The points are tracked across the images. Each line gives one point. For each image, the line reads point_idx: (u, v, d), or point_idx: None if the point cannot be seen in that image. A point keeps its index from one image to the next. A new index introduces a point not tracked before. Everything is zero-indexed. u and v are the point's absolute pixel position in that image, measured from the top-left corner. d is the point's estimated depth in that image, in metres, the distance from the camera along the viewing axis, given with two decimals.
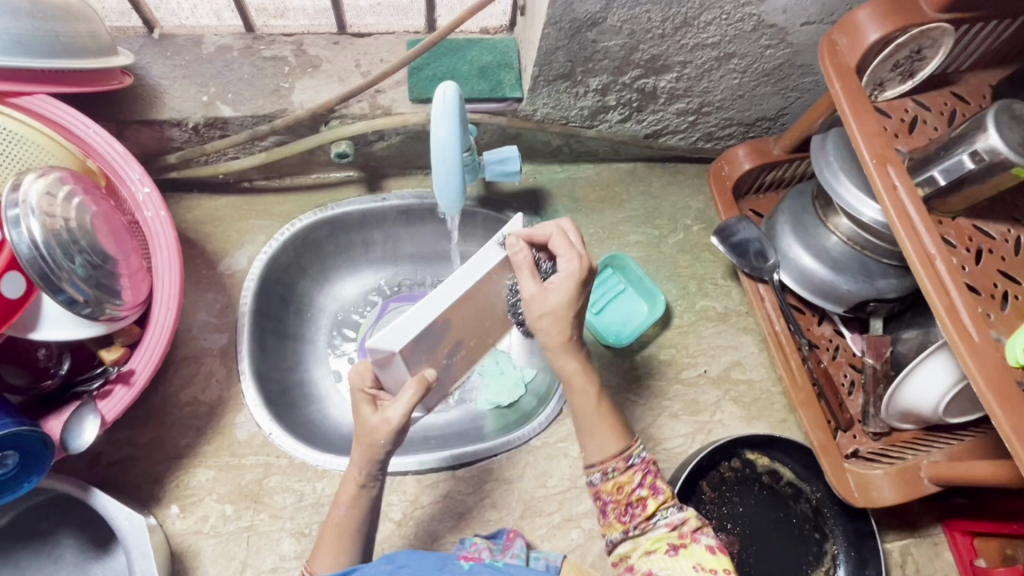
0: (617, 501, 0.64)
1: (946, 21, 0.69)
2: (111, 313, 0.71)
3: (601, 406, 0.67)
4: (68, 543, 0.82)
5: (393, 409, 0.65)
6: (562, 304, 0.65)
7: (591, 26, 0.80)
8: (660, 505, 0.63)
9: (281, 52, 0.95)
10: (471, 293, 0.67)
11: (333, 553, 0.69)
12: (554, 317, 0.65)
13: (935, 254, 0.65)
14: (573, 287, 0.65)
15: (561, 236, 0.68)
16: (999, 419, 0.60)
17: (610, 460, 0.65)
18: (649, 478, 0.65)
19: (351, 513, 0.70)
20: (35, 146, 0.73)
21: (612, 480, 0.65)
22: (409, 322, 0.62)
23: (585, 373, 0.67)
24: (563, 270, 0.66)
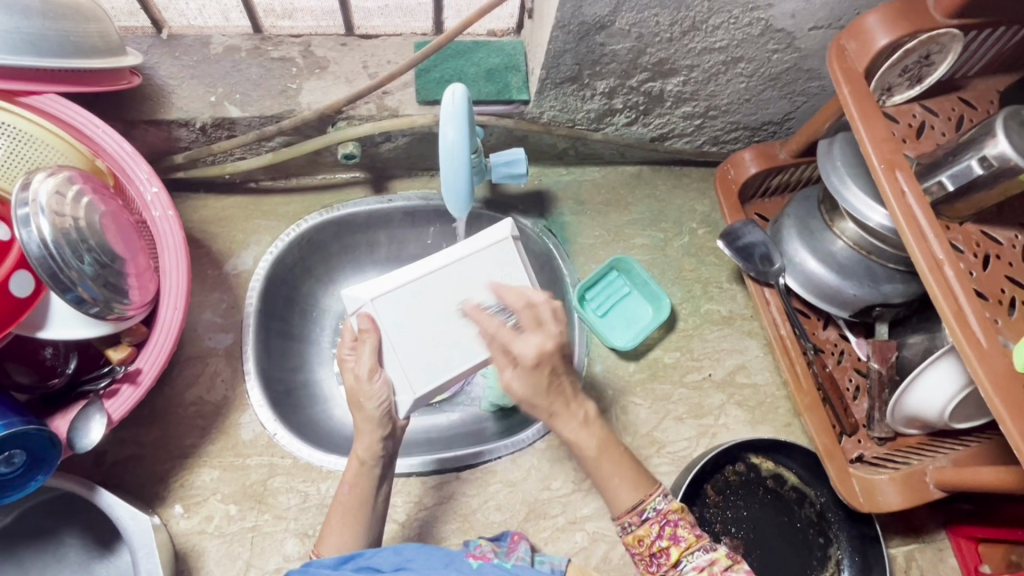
0: (642, 553, 0.68)
1: (955, 26, 0.69)
2: (119, 313, 0.71)
3: (602, 456, 0.70)
4: (72, 542, 0.82)
5: (360, 365, 0.73)
6: (531, 390, 0.67)
7: (599, 29, 0.80)
8: (683, 552, 0.66)
9: (289, 53, 0.95)
10: (450, 270, 0.74)
11: (339, 533, 0.74)
12: (531, 400, 0.68)
13: (944, 259, 0.65)
14: (536, 373, 0.66)
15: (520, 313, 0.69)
16: (1007, 426, 0.60)
17: (625, 516, 0.68)
18: (669, 527, 0.67)
19: (354, 492, 0.76)
20: (45, 145, 0.72)
21: (632, 534, 0.68)
22: (383, 283, 0.73)
23: (581, 435, 0.70)
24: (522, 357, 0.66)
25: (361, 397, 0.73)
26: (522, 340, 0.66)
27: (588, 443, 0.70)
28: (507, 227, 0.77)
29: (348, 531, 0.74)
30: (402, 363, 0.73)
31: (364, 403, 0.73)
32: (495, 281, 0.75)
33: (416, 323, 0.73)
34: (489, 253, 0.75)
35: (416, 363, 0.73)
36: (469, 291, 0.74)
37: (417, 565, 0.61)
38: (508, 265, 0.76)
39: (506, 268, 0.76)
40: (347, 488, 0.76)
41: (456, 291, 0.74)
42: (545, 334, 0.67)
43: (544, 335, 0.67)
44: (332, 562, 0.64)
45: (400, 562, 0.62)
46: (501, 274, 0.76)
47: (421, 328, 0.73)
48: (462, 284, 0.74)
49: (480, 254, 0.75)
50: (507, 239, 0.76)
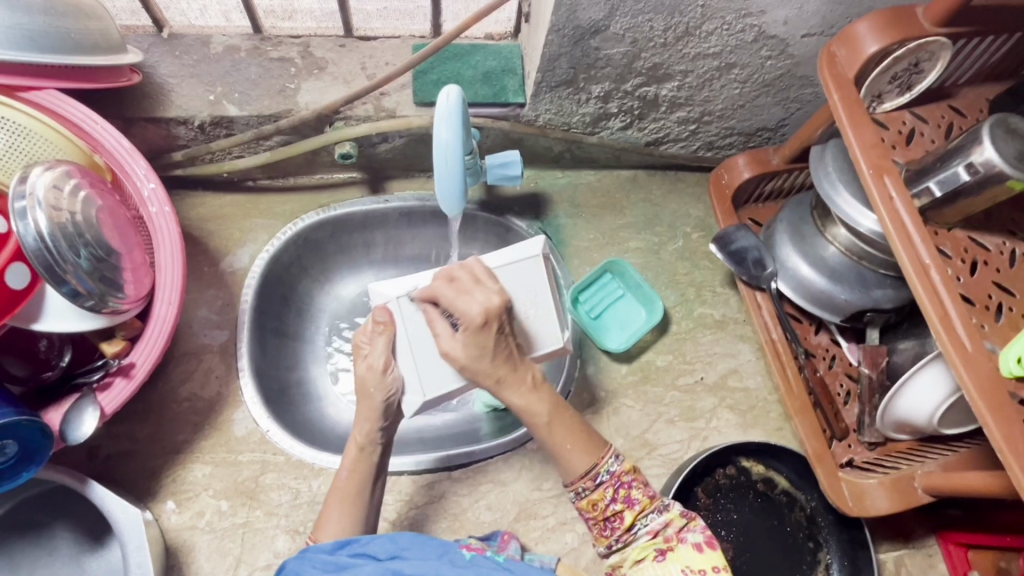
0: (596, 517, 0.69)
1: (944, 34, 0.70)
2: (114, 306, 0.72)
3: (553, 422, 0.70)
4: (64, 535, 0.83)
5: (375, 356, 0.74)
6: (473, 352, 0.68)
7: (594, 34, 0.81)
8: (637, 515, 0.68)
9: (288, 53, 0.96)
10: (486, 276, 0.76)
11: (337, 520, 0.73)
12: (473, 364, 0.68)
13: (930, 263, 0.65)
14: (476, 334, 0.67)
15: (465, 272, 0.71)
16: (991, 427, 0.60)
17: (579, 480, 0.69)
18: (622, 490, 0.68)
19: (353, 478, 0.76)
20: (45, 140, 0.73)
21: (586, 499, 0.69)
22: (409, 282, 0.76)
23: (532, 400, 0.70)
24: (465, 314, 0.67)
25: (370, 385, 0.74)
26: (466, 300, 0.68)
27: (539, 408, 0.70)
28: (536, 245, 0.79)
29: (347, 512, 0.74)
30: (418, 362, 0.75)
31: (372, 393, 0.74)
32: (527, 293, 0.78)
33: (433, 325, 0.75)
34: (518, 266, 0.77)
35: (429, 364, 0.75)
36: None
37: (411, 555, 0.61)
38: (534, 280, 0.78)
39: (532, 282, 0.78)
40: (345, 473, 0.76)
41: None
42: (487, 292, 0.69)
43: (487, 294, 0.69)
44: (330, 548, 0.64)
45: (395, 551, 0.62)
46: (527, 287, 0.78)
47: None
48: None
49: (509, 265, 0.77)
50: (537, 256, 0.78)
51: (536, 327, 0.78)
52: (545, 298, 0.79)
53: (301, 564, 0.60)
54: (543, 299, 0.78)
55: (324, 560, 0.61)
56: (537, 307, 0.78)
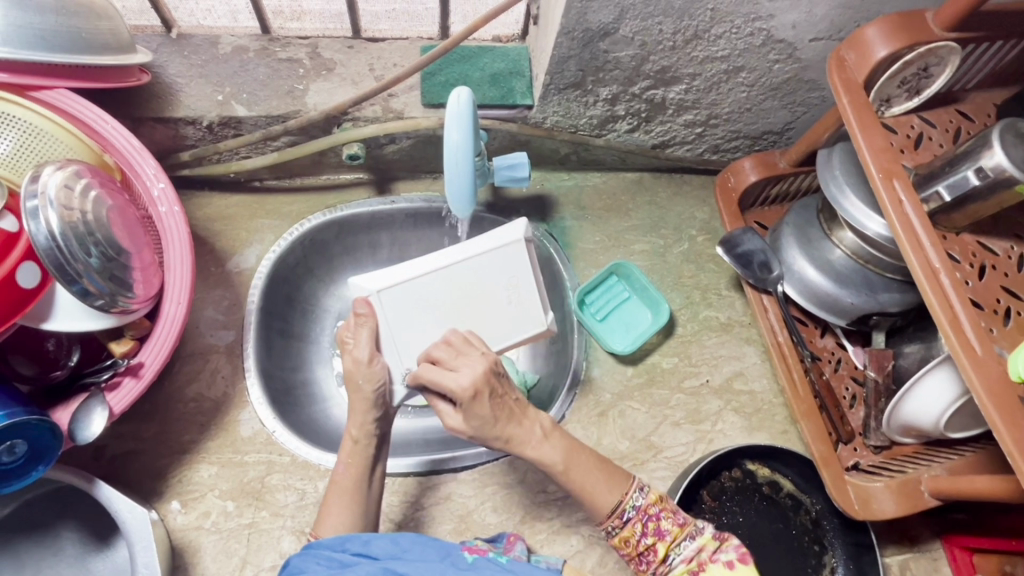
0: (629, 552, 0.69)
1: (953, 39, 0.70)
2: (123, 306, 0.72)
3: (569, 466, 0.70)
4: (69, 535, 0.83)
5: (360, 350, 0.76)
6: (477, 422, 0.68)
7: (603, 36, 0.82)
8: (669, 546, 0.67)
9: (296, 54, 0.96)
10: (465, 266, 0.81)
11: (337, 513, 0.73)
12: (479, 431, 0.69)
13: (939, 267, 0.65)
14: (471, 406, 0.67)
15: (445, 345, 0.72)
16: (1000, 431, 0.61)
17: (607, 520, 0.69)
18: (651, 523, 0.68)
19: (350, 471, 0.76)
20: (56, 140, 0.73)
21: (618, 536, 0.69)
22: (391, 275, 0.79)
23: (545, 449, 0.70)
24: (457, 389, 0.67)
25: (358, 377, 0.76)
26: (453, 377, 0.68)
27: (552, 455, 0.70)
28: (517, 230, 0.82)
29: (346, 506, 0.73)
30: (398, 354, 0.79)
31: (360, 385, 0.75)
32: (503, 281, 0.83)
33: (416, 315, 0.80)
34: (499, 255, 0.81)
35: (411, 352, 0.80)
36: (475, 288, 0.82)
37: (412, 556, 0.61)
38: (514, 267, 0.82)
39: (514, 269, 0.82)
40: (342, 468, 0.76)
41: (464, 288, 0.81)
42: (469, 361, 0.69)
43: (471, 364, 0.69)
44: (332, 544, 0.64)
45: (397, 551, 0.62)
46: (508, 274, 0.83)
47: (419, 321, 0.80)
48: (469, 279, 0.82)
49: (490, 254, 0.81)
50: (519, 242, 0.81)
51: (512, 315, 0.84)
52: (523, 285, 0.83)
53: (305, 561, 0.62)
54: (524, 284, 0.83)
55: (328, 556, 0.62)
56: (519, 293, 0.83)
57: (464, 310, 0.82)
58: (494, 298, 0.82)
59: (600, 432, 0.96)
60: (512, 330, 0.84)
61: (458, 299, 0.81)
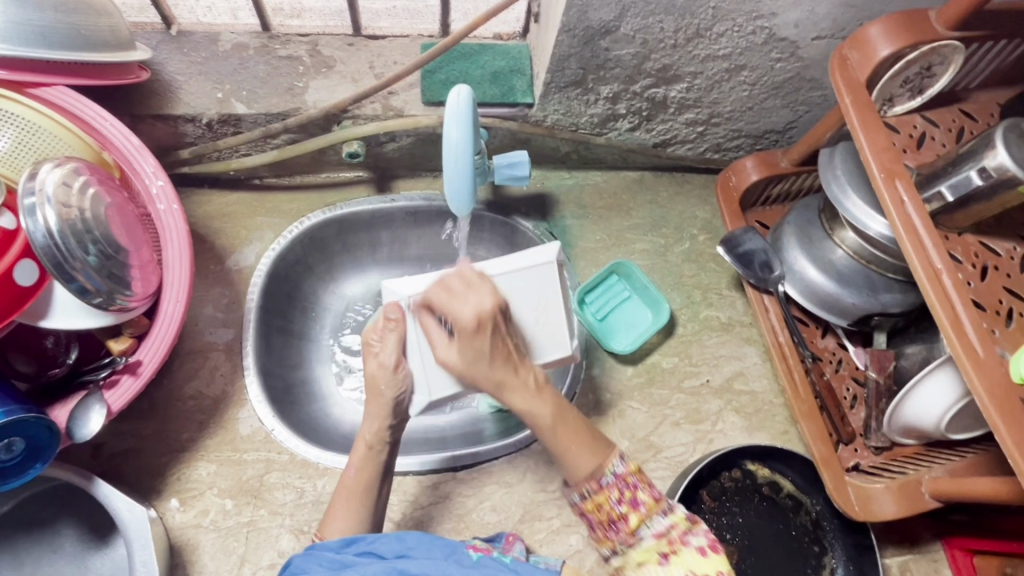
0: (600, 519, 0.67)
1: (956, 38, 0.70)
2: (121, 304, 0.71)
3: (557, 424, 0.69)
4: (68, 533, 0.83)
5: (386, 355, 0.74)
6: (469, 356, 0.69)
7: (604, 34, 0.81)
8: (642, 519, 0.65)
9: (296, 51, 0.96)
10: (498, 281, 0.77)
11: (343, 517, 0.73)
12: (471, 369, 0.69)
13: (941, 268, 0.65)
14: (470, 338, 0.68)
15: (459, 277, 0.72)
16: (1001, 433, 0.60)
17: (584, 482, 0.67)
18: (627, 492, 0.66)
19: (360, 476, 0.76)
20: (53, 136, 0.72)
21: (591, 500, 0.67)
22: (420, 281, 0.77)
23: (533, 402, 0.69)
24: (460, 317, 0.68)
25: (380, 383, 0.74)
26: (460, 304, 0.69)
27: (542, 411, 0.69)
28: (548, 252, 0.79)
29: (352, 513, 0.74)
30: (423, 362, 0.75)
31: (383, 391, 0.74)
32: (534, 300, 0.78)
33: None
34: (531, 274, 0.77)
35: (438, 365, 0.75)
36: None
37: (417, 554, 0.61)
38: (546, 288, 0.78)
39: (545, 292, 0.78)
40: (352, 473, 0.76)
41: None
42: (479, 295, 0.70)
43: (480, 297, 0.69)
44: (335, 546, 0.64)
45: (402, 550, 0.62)
46: (538, 295, 0.78)
47: None
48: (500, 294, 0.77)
49: (521, 271, 0.77)
50: (550, 264, 0.78)
51: (541, 336, 0.78)
52: (556, 306, 0.78)
53: (307, 561, 0.62)
54: (554, 307, 0.78)
55: (329, 558, 0.62)
56: (546, 317, 0.78)
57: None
58: (520, 317, 0.77)
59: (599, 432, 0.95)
60: (534, 354, 0.78)
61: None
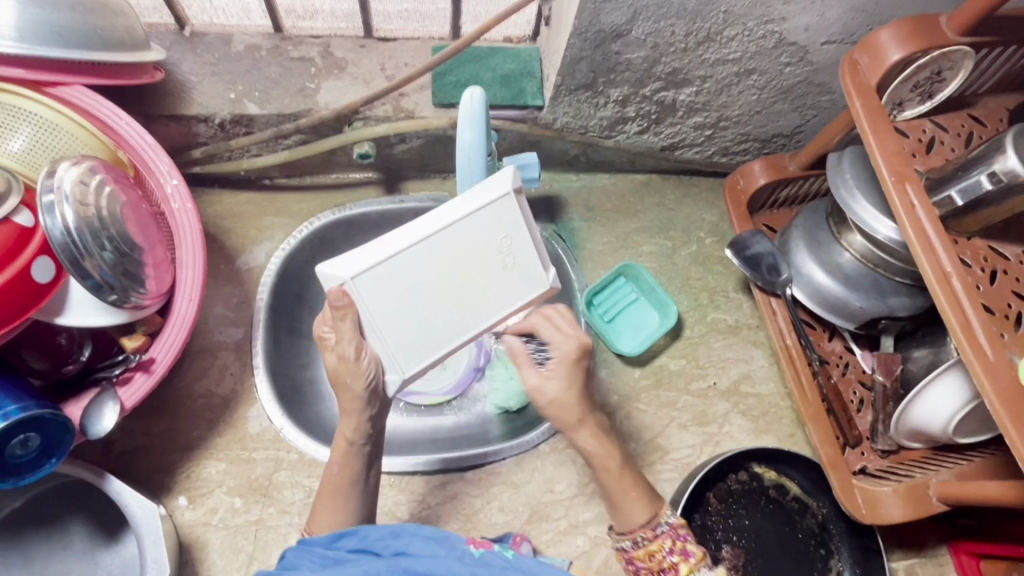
0: (651, 567, 0.68)
1: (967, 43, 0.70)
2: (135, 302, 0.72)
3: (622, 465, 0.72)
4: (78, 530, 0.83)
5: (347, 347, 0.68)
6: (565, 388, 0.70)
7: (616, 38, 0.82)
8: (692, 568, 0.66)
9: (308, 53, 0.96)
10: (453, 229, 0.70)
11: (329, 514, 0.73)
12: (564, 401, 0.70)
13: (952, 272, 0.65)
14: (572, 369, 0.71)
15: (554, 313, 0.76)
16: (1012, 436, 0.60)
17: (639, 529, 0.69)
18: (679, 542, 0.68)
19: (345, 472, 0.74)
20: (70, 136, 0.75)
21: (644, 548, 0.69)
22: (365, 255, 0.68)
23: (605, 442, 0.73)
24: (561, 350, 0.71)
25: (345, 378, 0.69)
26: (563, 335, 0.72)
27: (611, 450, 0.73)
28: (503, 180, 0.71)
29: (339, 508, 0.74)
30: (392, 340, 0.70)
31: (350, 383, 0.69)
32: (495, 239, 0.72)
33: (401, 297, 0.69)
34: (487, 213, 0.70)
35: (407, 339, 0.71)
36: (462, 253, 0.71)
37: (416, 551, 0.61)
38: (507, 224, 0.72)
39: (506, 227, 0.72)
40: (334, 468, 0.75)
41: (453, 254, 0.70)
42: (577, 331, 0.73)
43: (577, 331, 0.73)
44: (327, 540, 0.66)
45: (399, 547, 0.62)
46: (500, 234, 0.72)
47: (405, 300, 0.70)
48: (458, 244, 0.71)
49: (475, 213, 0.70)
50: (507, 194, 0.71)
51: (514, 275, 0.74)
52: (523, 240, 0.73)
53: (299, 557, 0.65)
54: (519, 242, 0.73)
55: (322, 554, 0.64)
56: (515, 256, 0.73)
57: (455, 283, 0.71)
58: (486, 264, 0.72)
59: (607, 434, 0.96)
60: (513, 297, 0.74)
61: (444, 269, 0.71)
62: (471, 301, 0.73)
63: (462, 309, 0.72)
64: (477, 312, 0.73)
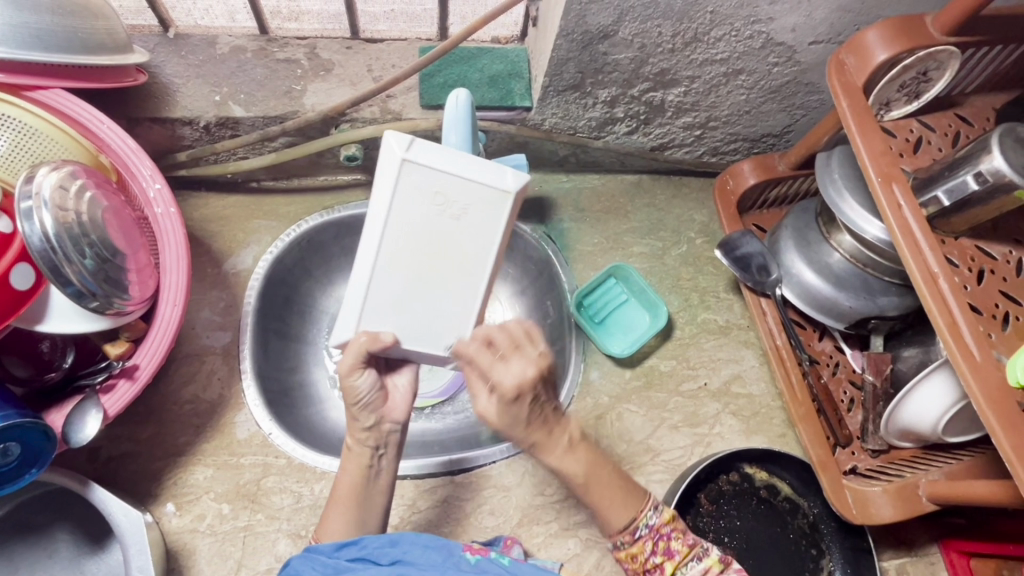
0: (636, 568, 0.67)
1: (953, 43, 0.70)
2: (118, 308, 0.71)
3: (589, 482, 0.67)
4: (63, 538, 0.82)
5: (346, 356, 0.70)
6: (505, 418, 0.64)
7: (602, 39, 0.81)
8: (677, 565, 0.65)
9: (294, 55, 0.96)
10: (388, 227, 0.70)
11: (339, 521, 0.71)
12: (507, 429, 0.65)
13: (938, 272, 0.65)
14: (510, 405, 0.62)
15: (508, 334, 0.65)
16: (999, 437, 0.60)
17: (618, 534, 0.66)
18: (661, 542, 0.66)
19: (348, 479, 0.73)
20: (50, 140, 0.73)
21: (625, 551, 0.67)
22: (350, 306, 0.71)
23: (567, 462, 0.67)
24: (496, 386, 0.62)
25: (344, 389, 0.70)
26: (501, 368, 0.63)
27: (574, 468, 0.67)
28: (396, 150, 0.69)
29: (345, 515, 0.71)
30: (429, 338, 0.73)
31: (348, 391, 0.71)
32: (429, 201, 0.70)
33: (404, 307, 0.72)
34: (401, 195, 0.69)
35: (438, 325, 0.73)
36: (412, 237, 0.70)
37: (415, 559, 0.60)
38: (428, 183, 0.70)
39: (429, 186, 0.70)
40: (341, 477, 0.74)
41: (406, 245, 0.71)
42: (524, 359, 0.63)
43: (523, 362, 0.63)
44: (328, 550, 0.64)
45: (397, 555, 0.61)
46: (430, 197, 0.70)
47: (408, 309, 0.72)
48: (404, 235, 0.70)
49: (397, 200, 0.69)
50: (405, 160, 0.69)
51: (471, 211, 0.71)
52: (453, 179, 0.70)
53: (301, 563, 0.61)
54: (448, 186, 0.70)
55: (324, 563, 0.61)
56: (459, 202, 0.71)
57: (431, 263, 0.71)
58: (440, 229, 0.71)
59: (598, 435, 0.95)
60: (483, 227, 0.72)
61: (412, 263, 0.71)
62: (458, 265, 0.72)
63: (455, 272, 0.72)
64: (473, 269, 0.73)
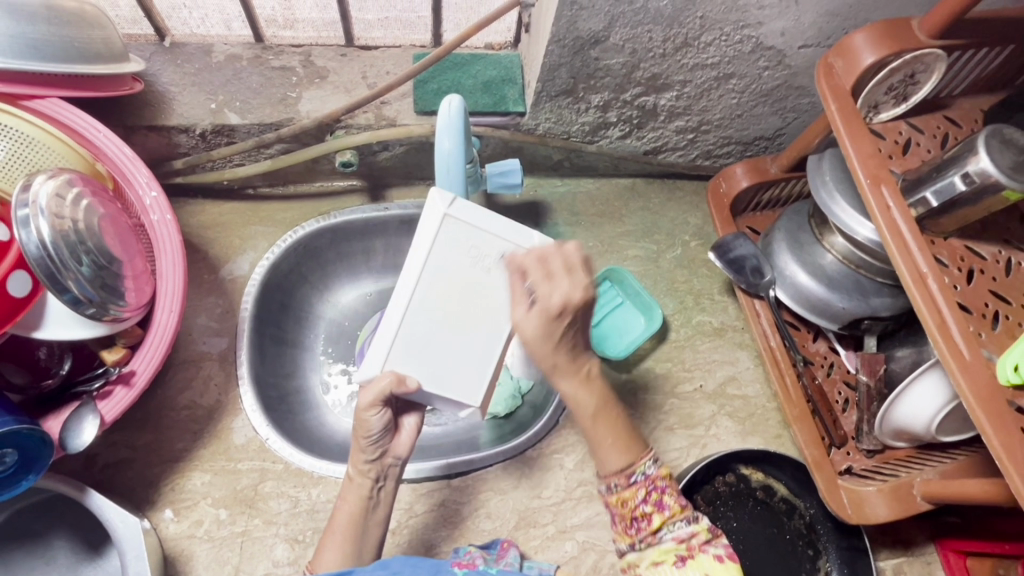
0: (623, 514, 0.64)
1: (940, 45, 0.71)
2: (114, 314, 0.71)
3: (597, 418, 0.64)
4: (61, 545, 0.83)
5: (366, 394, 0.69)
6: (540, 336, 0.60)
7: (594, 44, 0.82)
8: (666, 520, 0.63)
9: (289, 62, 0.97)
10: (425, 274, 0.72)
11: (336, 546, 0.71)
12: (536, 346, 0.61)
13: (927, 272, 0.66)
14: (550, 322, 0.59)
15: (560, 255, 0.62)
16: (989, 435, 0.61)
17: (612, 476, 0.64)
18: (655, 493, 0.64)
19: (346, 507, 0.74)
20: (47, 149, 0.73)
21: (617, 495, 0.64)
22: (379, 346, 0.71)
23: (581, 393, 0.64)
24: (540, 301, 0.59)
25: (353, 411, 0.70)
26: (552, 284, 0.59)
27: (586, 401, 0.64)
28: (439, 204, 0.72)
29: (340, 544, 0.71)
30: (453, 384, 0.73)
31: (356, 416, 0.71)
32: (466, 254, 0.73)
33: (429, 354, 0.72)
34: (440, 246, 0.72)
35: (463, 371, 0.74)
36: (447, 286, 0.73)
37: None
38: (466, 238, 0.73)
39: (467, 241, 0.73)
40: (340, 505, 0.74)
41: (440, 292, 0.73)
42: (574, 282, 0.60)
43: (572, 285, 0.60)
44: None
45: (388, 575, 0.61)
46: (467, 250, 0.73)
47: (435, 353, 0.73)
48: (440, 283, 0.73)
49: (435, 250, 0.72)
50: (447, 215, 0.72)
51: (504, 268, 0.75)
52: (488, 236, 0.74)
53: None
54: (484, 243, 0.74)
55: None
56: (492, 257, 0.74)
57: (462, 311, 0.74)
58: (474, 280, 0.74)
59: None
60: None
61: (445, 310, 0.73)
62: (487, 316, 0.74)
63: (484, 323, 0.74)
64: (500, 320, 0.75)
